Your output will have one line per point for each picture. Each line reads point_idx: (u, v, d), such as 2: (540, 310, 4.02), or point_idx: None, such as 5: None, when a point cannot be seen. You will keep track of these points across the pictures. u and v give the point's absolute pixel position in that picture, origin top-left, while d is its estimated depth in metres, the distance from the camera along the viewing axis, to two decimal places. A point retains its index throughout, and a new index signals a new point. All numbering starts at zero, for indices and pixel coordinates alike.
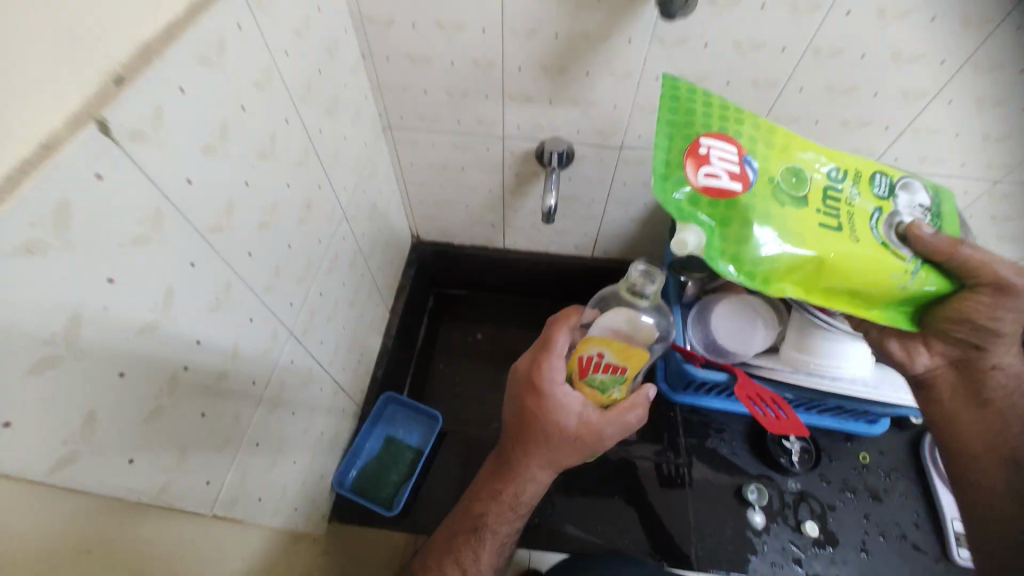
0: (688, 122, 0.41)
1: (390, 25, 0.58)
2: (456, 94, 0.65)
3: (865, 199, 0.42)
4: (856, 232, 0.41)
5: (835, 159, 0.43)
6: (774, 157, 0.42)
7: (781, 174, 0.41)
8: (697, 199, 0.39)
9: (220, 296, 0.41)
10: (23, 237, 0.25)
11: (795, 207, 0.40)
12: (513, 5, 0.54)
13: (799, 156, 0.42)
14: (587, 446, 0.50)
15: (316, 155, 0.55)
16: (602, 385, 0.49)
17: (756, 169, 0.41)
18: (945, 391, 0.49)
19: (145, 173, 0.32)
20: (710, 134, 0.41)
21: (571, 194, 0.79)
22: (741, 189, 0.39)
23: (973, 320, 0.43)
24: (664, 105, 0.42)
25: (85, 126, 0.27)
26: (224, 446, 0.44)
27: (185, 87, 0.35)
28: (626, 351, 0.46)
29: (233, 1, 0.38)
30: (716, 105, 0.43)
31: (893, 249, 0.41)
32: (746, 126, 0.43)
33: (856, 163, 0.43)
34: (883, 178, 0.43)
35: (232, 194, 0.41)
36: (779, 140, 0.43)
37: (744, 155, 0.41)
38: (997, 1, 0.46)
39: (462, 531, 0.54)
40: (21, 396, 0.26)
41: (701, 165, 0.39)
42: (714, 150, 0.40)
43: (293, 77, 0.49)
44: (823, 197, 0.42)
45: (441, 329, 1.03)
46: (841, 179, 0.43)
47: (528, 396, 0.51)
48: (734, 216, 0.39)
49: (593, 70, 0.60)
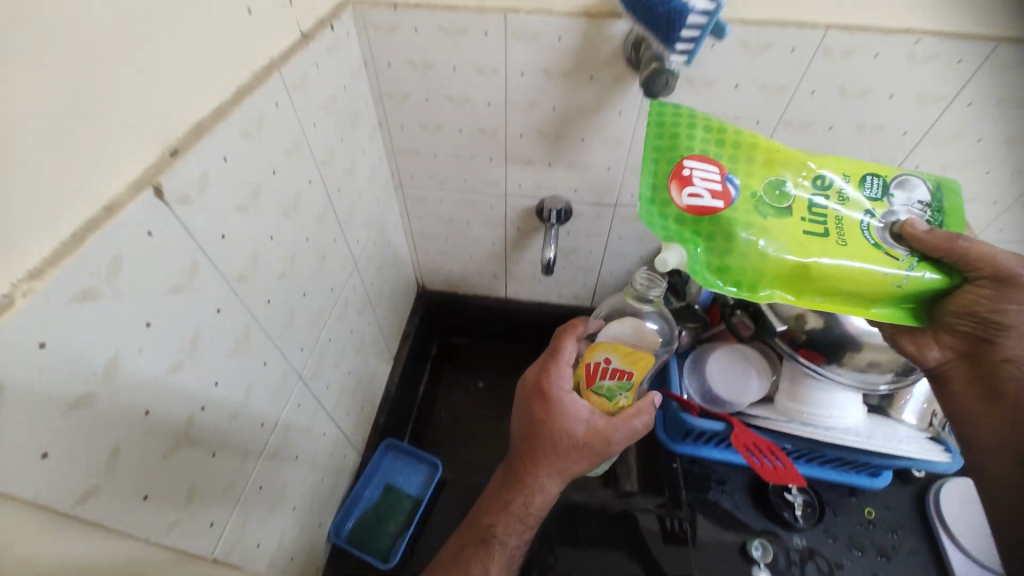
0: (674, 146, 0.45)
1: (406, 98, 0.66)
2: (463, 156, 0.72)
3: (854, 203, 0.44)
4: (843, 235, 0.42)
5: (824, 165, 0.45)
6: (759, 173, 0.44)
7: (765, 188, 0.44)
8: (682, 218, 0.43)
9: (239, 340, 0.44)
10: (82, 285, 0.29)
11: (779, 218, 0.42)
12: (515, 83, 0.61)
13: (786, 167, 0.44)
14: (595, 451, 0.53)
15: (333, 211, 0.60)
16: (609, 392, 0.53)
17: (738, 185, 0.44)
18: (959, 387, 0.45)
19: (188, 230, 0.36)
20: (694, 155, 0.44)
21: (569, 247, 0.84)
22: (724, 205, 0.42)
23: (978, 313, 0.41)
24: (650, 133, 0.46)
25: (144, 192, 0.32)
26: (229, 487, 0.46)
27: (227, 157, 0.40)
28: (632, 355, 0.51)
29: (274, 84, 0.45)
30: (704, 125, 0.46)
31: (885, 249, 0.42)
32: (732, 141, 0.45)
33: (844, 169, 0.45)
34: (876, 179, 0.44)
35: (258, 247, 0.45)
36: (764, 153, 0.45)
37: (727, 172, 0.44)
38: (947, 82, 0.53)
39: (473, 542, 0.56)
40: (59, 429, 0.29)
41: (684, 185, 0.43)
42: (697, 171, 0.43)
43: (318, 144, 0.55)
44: (811, 204, 0.43)
45: (443, 377, 1.04)
46: (829, 187, 0.44)
47: (537, 404, 0.55)
48: (717, 232, 0.42)
49: (588, 138, 0.66)
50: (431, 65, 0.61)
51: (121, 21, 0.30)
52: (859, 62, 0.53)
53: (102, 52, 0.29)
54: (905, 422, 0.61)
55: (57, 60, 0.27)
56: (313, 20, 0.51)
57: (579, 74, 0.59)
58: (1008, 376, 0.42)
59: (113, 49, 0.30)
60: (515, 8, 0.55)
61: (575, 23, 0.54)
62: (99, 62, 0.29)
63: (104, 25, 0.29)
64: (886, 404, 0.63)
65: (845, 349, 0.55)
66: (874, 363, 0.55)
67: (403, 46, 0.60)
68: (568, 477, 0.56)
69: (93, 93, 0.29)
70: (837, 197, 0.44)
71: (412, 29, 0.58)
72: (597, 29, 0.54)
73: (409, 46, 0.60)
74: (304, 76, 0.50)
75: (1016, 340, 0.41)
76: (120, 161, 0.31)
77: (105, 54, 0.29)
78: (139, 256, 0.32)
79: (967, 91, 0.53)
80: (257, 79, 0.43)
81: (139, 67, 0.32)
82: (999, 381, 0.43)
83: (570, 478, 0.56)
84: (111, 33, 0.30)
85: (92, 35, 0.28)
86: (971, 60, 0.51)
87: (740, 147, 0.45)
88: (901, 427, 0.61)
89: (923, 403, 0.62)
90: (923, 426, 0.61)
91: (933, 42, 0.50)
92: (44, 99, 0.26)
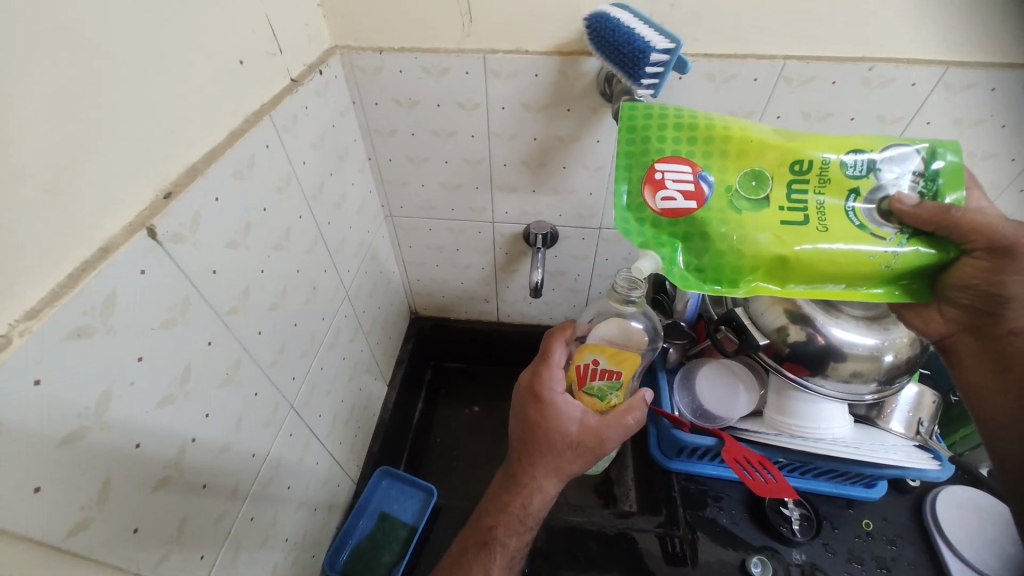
0: (643, 149, 0.42)
1: (393, 133, 0.69)
2: (451, 186, 0.74)
3: (837, 185, 0.40)
4: (824, 220, 0.39)
5: (805, 145, 0.40)
6: (731, 164, 0.41)
7: (738, 180, 0.41)
8: (658, 223, 0.41)
9: (230, 371, 0.45)
10: (77, 323, 0.30)
11: (755, 211, 0.40)
12: (496, 116, 0.64)
13: (762, 154, 0.41)
14: (590, 449, 0.53)
15: (324, 242, 0.62)
16: (600, 392, 0.55)
17: (714, 181, 0.41)
18: (966, 359, 0.45)
19: (179, 267, 0.38)
20: (667, 155, 0.42)
21: (557, 268, 0.86)
22: (698, 205, 0.40)
23: (977, 286, 0.39)
24: (620, 138, 0.43)
25: (137, 232, 0.34)
26: (220, 518, 0.46)
27: (219, 197, 0.42)
28: (618, 355, 0.52)
29: (265, 127, 0.47)
30: (671, 118, 0.42)
31: (871, 229, 0.39)
32: (704, 135, 0.42)
33: (827, 149, 0.40)
34: (859, 156, 0.40)
35: (249, 279, 0.47)
36: (740, 141, 0.41)
37: (701, 169, 0.41)
38: (903, 103, 0.56)
39: (474, 545, 0.55)
40: (52, 462, 0.30)
41: (658, 189, 0.41)
42: (669, 173, 0.41)
43: (309, 181, 0.57)
44: (789, 189, 0.40)
45: (439, 402, 1.04)
46: (809, 170, 0.40)
47: (530, 404, 0.56)
48: (693, 233, 0.41)
49: (569, 165, 0.69)
50: (416, 103, 0.65)
51: (122, 80, 0.33)
52: (818, 88, 0.56)
53: (102, 108, 0.32)
54: (892, 430, 0.62)
55: (60, 117, 0.29)
56: (302, 67, 0.55)
57: (557, 107, 0.62)
58: (1011, 348, 0.42)
59: (113, 105, 0.32)
60: (492, 49, 0.58)
61: (549, 61, 0.58)
62: (99, 117, 0.32)
63: (105, 84, 0.32)
64: (873, 412, 0.64)
65: (829, 360, 0.54)
66: (856, 373, 0.55)
67: (389, 87, 0.63)
68: (565, 477, 0.56)
69: (92, 145, 0.31)
70: (818, 179, 0.40)
71: (397, 71, 0.61)
72: (570, 65, 0.58)
73: (394, 86, 0.63)
74: (295, 119, 0.53)
75: (1018, 311, 0.40)
76: (113, 206, 0.33)
77: (105, 110, 0.32)
78: (132, 294, 0.34)
79: (924, 111, 0.56)
80: (249, 122, 0.46)
81: (135, 119, 0.34)
82: (1004, 353, 0.42)
83: (568, 479, 0.56)
84: (112, 91, 0.32)
85: (94, 94, 0.31)
86: (925, 83, 0.54)
87: (711, 140, 0.41)
88: (889, 436, 0.62)
89: (909, 411, 0.62)
90: (910, 434, 0.61)
91: (885, 68, 0.54)
92: (48, 154, 0.29)
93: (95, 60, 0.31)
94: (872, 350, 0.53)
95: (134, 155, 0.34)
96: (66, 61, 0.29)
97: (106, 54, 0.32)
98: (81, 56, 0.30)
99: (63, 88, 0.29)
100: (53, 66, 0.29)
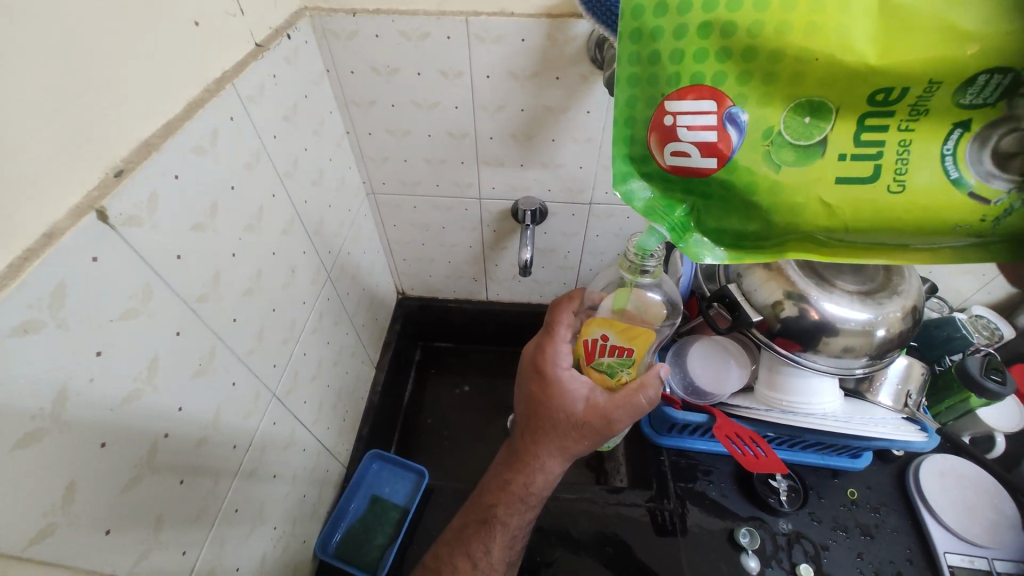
0: (652, 74, 0.32)
1: (373, 104, 0.65)
2: (434, 161, 0.71)
3: (937, 120, 0.28)
4: (903, 173, 0.29)
5: (900, 56, 0.27)
6: (777, 93, 0.30)
7: (783, 119, 0.30)
8: (667, 181, 0.34)
9: (203, 362, 0.43)
10: (23, 318, 0.28)
11: (802, 165, 0.31)
12: (481, 85, 0.61)
13: (832, 73, 0.28)
14: (595, 430, 0.52)
15: (301, 222, 0.59)
16: (609, 368, 0.51)
17: (746, 122, 0.31)
18: None
19: (135, 251, 0.35)
20: (684, 87, 0.31)
21: (547, 246, 0.84)
22: (718, 164, 0.32)
23: None
24: (624, 55, 0.33)
25: (85, 215, 0.31)
26: (199, 512, 0.44)
27: (179, 174, 0.38)
28: (628, 331, 0.47)
29: (228, 100, 0.44)
30: (696, 16, 0.30)
31: (974, 183, 0.28)
32: (744, 41, 0.29)
33: (939, 60, 0.26)
34: (998, 76, 0.26)
35: (220, 266, 0.44)
36: (798, 57, 0.29)
37: (731, 105, 0.31)
38: None
39: (473, 524, 0.55)
40: (6, 469, 0.27)
41: (666, 142, 0.33)
42: (682, 118, 0.32)
43: (281, 156, 0.54)
44: (859, 130, 0.29)
45: (429, 384, 1.03)
46: (901, 97, 0.28)
47: (534, 380, 0.56)
48: (713, 193, 0.33)
49: (558, 137, 0.65)
50: (395, 71, 0.60)
51: (73, 47, 0.30)
52: None
53: (57, 82, 0.29)
54: (880, 403, 0.62)
55: (14, 92, 0.27)
56: (268, 30, 0.50)
57: (545, 75, 0.58)
58: None
59: (71, 77, 0.30)
60: (475, 12, 0.54)
61: (537, 24, 0.54)
62: (53, 89, 0.29)
63: (56, 51, 0.29)
64: (863, 386, 0.64)
65: (822, 336, 0.53)
66: (849, 348, 0.54)
67: (365, 53, 0.59)
68: (570, 457, 0.55)
69: (46, 121, 0.29)
70: (909, 111, 0.28)
71: (374, 36, 0.57)
72: (558, 29, 0.54)
73: (371, 53, 0.59)
74: (261, 88, 0.49)
75: None
76: (60, 190, 0.30)
77: (52, 80, 0.29)
78: (85, 282, 0.31)
79: None
80: (210, 92, 0.42)
81: (79, 87, 0.31)
82: None
83: (572, 458, 0.56)
84: (70, 62, 0.30)
85: (33, 60, 0.28)
86: None
87: (751, 56, 0.30)
88: (878, 409, 0.62)
89: (898, 384, 0.63)
90: (898, 406, 0.62)
91: None
92: (4, 139, 0.27)
93: (39, 26, 0.28)
94: (865, 325, 0.53)
95: (95, 129, 0.32)
96: (16, 30, 0.27)
97: (57, 20, 0.29)
98: (32, 24, 0.28)
99: (10, 58, 0.27)
100: (7, 38, 0.26)
